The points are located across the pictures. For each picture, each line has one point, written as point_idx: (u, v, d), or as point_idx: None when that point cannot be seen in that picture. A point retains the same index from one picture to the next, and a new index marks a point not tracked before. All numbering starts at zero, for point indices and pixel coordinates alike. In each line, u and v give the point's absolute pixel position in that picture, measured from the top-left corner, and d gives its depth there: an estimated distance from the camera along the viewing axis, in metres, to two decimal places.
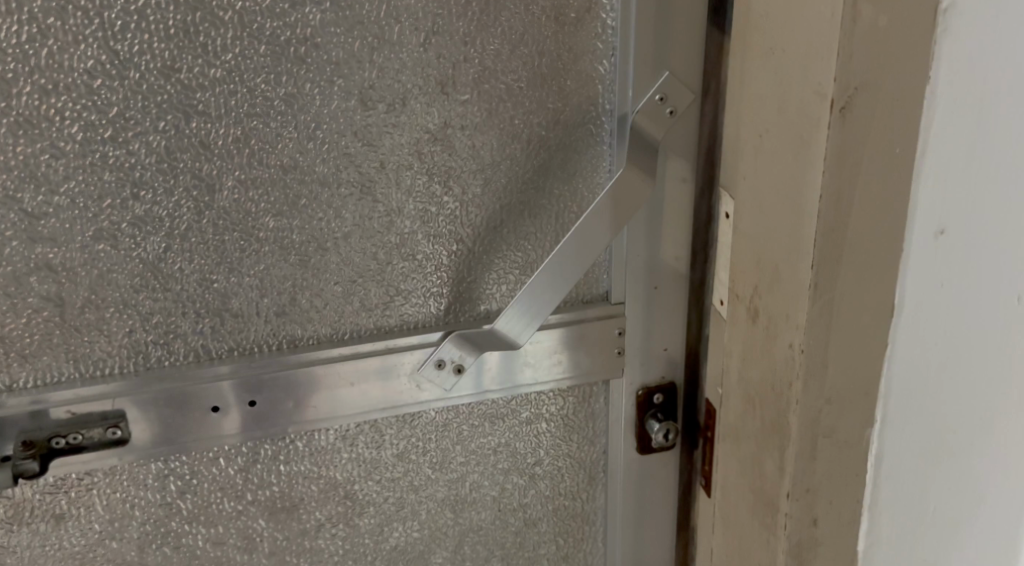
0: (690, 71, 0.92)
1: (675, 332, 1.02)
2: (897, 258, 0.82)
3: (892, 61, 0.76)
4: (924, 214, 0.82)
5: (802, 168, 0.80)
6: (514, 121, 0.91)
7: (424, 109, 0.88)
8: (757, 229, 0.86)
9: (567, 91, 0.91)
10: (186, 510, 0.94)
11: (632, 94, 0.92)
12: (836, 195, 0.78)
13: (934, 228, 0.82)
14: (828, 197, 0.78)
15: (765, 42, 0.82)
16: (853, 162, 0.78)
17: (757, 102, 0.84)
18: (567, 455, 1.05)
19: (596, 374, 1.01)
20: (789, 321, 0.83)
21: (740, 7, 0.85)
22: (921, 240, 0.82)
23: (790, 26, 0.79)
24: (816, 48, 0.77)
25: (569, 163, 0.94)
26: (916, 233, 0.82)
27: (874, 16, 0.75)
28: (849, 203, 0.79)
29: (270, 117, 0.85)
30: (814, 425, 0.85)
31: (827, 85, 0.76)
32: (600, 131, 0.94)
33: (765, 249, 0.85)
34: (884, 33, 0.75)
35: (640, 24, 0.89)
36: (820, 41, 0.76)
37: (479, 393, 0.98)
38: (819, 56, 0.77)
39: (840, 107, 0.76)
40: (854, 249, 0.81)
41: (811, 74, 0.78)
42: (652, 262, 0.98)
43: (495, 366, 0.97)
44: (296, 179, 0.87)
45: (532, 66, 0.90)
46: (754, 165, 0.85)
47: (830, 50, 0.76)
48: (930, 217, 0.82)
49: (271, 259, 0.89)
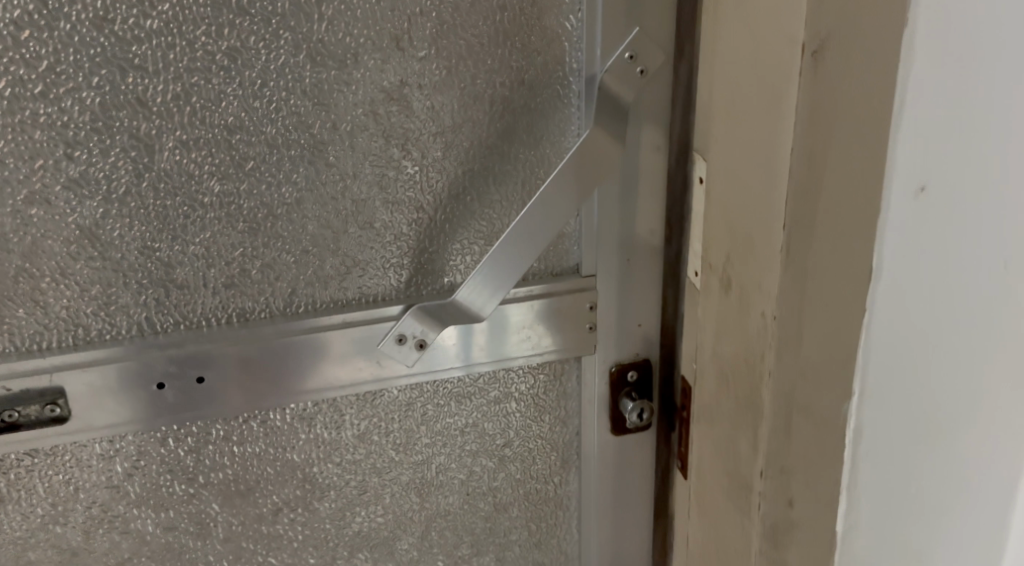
0: (660, 25, 0.88)
1: (650, 306, 0.98)
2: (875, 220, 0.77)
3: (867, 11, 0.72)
4: (907, 173, 0.76)
5: (773, 127, 0.76)
6: (476, 80, 0.86)
7: (378, 66, 0.84)
8: (729, 194, 0.82)
9: (532, 49, 0.87)
10: (134, 493, 0.90)
11: (600, 53, 0.88)
12: (811, 153, 0.75)
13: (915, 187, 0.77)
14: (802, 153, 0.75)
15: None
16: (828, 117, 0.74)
17: (728, 61, 0.80)
18: (538, 436, 1.01)
19: (564, 350, 0.97)
20: (761, 290, 0.80)
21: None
22: (900, 199, 0.77)
23: None
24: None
25: (536, 127, 0.89)
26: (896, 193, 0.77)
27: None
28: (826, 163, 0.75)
29: (211, 73, 0.80)
30: (789, 400, 0.81)
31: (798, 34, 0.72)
32: (567, 93, 0.89)
33: (737, 216, 0.81)
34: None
35: None
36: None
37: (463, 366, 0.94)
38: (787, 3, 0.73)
39: (811, 54, 0.72)
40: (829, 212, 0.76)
41: (781, 24, 0.74)
42: (625, 231, 0.94)
43: (479, 337, 0.94)
44: (242, 140, 0.82)
45: (492, 21, 0.85)
46: (727, 125, 0.81)
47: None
48: (913, 174, 0.76)
49: (217, 226, 0.84)
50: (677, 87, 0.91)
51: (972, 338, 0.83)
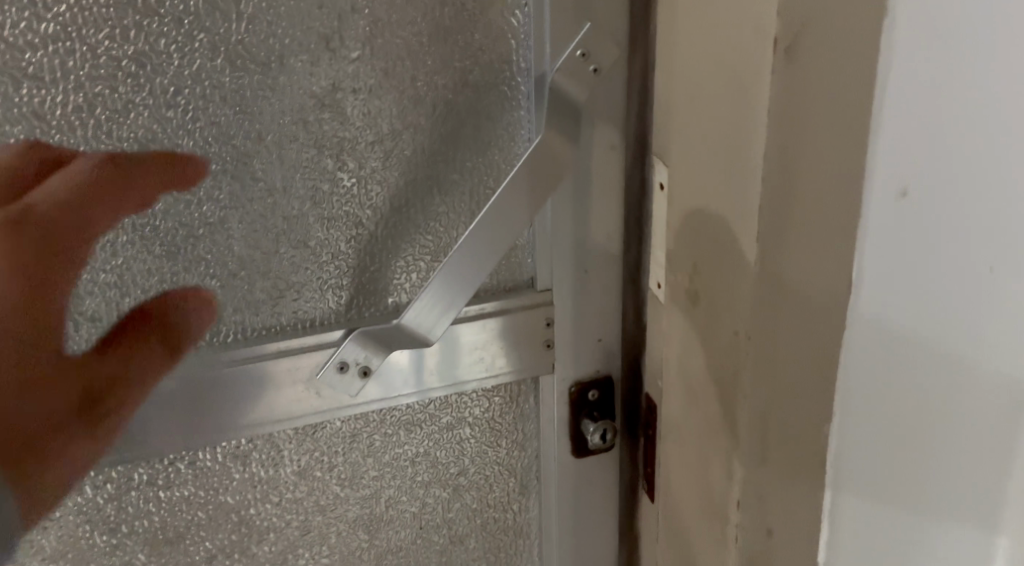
0: (615, 18, 0.81)
1: (610, 320, 0.92)
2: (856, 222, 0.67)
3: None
4: (891, 168, 0.66)
5: (743, 123, 0.66)
6: (416, 83, 0.79)
7: (307, 69, 0.76)
8: (696, 195, 0.73)
9: (476, 47, 0.80)
10: (50, 547, 0.82)
11: (550, 51, 0.80)
12: (783, 152, 0.64)
13: (894, 185, 0.66)
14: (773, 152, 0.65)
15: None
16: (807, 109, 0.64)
17: (694, 47, 0.71)
18: (495, 463, 0.93)
19: (520, 370, 0.90)
20: (733, 303, 0.70)
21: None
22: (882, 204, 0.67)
23: None
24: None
25: (482, 131, 0.82)
26: (880, 191, 0.66)
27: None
28: (806, 162, 0.65)
29: (118, 82, 0.72)
30: (765, 425, 0.72)
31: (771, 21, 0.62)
32: (515, 95, 0.82)
33: (704, 221, 0.73)
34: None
35: None
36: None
37: (413, 393, 0.87)
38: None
39: (784, 47, 0.62)
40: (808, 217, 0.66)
41: (750, 8, 0.64)
42: (581, 241, 0.88)
43: (430, 360, 0.86)
44: (154, 154, 0.74)
45: (431, 17, 0.78)
46: (694, 120, 0.72)
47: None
48: (893, 172, 0.66)
49: (132, 250, 0.76)
50: (634, 85, 0.84)
51: (954, 353, 0.73)
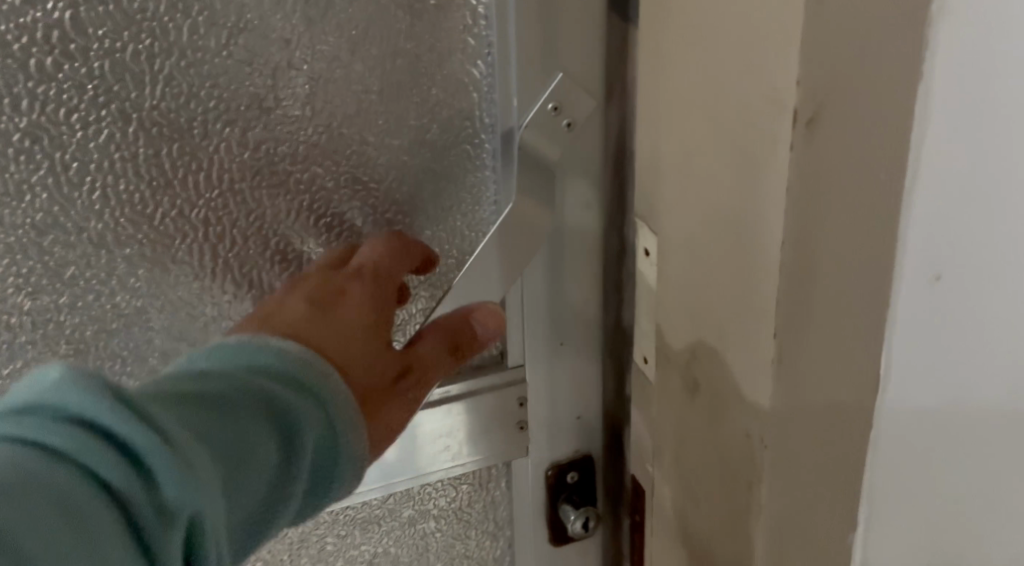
0: (591, 68, 0.71)
1: (589, 395, 0.82)
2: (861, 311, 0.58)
3: (872, 48, 0.52)
4: (925, 251, 0.58)
5: (751, 203, 0.56)
6: (364, 145, 0.69)
7: (236, 136, 0.66)
8: (690, 274, 0.64)
9: (433, 103, 0.70)
10: None
11: (517, 103, 0.69)
12: (801, 239, 0.54)
13: (927, 275, 0.59)
14: (789, 234, 0.54)
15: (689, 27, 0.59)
16: (828, 185, 0.54)
17: (682, 106, 0.61)
18: (463, 555, 0.84)
19: (485, 458, 0.80)
20: (743, 404, 0.61)
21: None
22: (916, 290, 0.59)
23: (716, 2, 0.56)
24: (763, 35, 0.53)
25: (442, 195, 0.72)
26: (912, 276, 0.59)
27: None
28: (827, 245, 0.55)
29: (11, 160, 0.62)
30: (779, 539, 0.62)
31: (784, 87, 0.52)
32: (479, 154, 0.72)
33: (702, 304, 0.63)
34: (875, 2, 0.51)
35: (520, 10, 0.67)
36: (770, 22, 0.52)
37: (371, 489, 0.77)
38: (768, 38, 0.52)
39: (805, 120, 0.52)
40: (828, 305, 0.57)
41: (757, 71, 0.53)
42: (556, 312, 0.77)
43: (389, 454, 0.76)
44: (57, 241, 0.65)
45: (379, 71, 0.67)
46: (686, 189, 0.62)
47: (779, 36, 0.51)
48: (923, 261, 0.58)
49: (34, 350, 0.67)
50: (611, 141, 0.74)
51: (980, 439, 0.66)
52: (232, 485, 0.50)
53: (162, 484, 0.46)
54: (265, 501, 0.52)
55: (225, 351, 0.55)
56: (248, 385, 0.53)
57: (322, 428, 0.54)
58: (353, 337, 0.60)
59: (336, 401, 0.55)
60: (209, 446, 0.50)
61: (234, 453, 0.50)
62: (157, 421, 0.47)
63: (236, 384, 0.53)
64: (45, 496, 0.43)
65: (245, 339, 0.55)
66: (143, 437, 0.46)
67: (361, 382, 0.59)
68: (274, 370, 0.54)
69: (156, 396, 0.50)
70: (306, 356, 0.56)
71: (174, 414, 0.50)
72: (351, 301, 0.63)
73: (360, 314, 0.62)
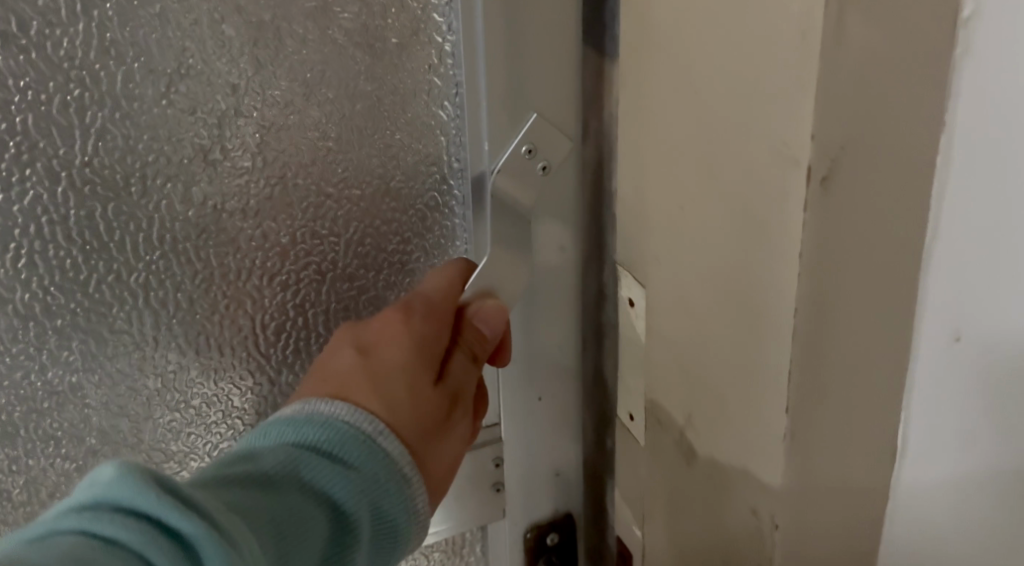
0: (569, 105, 0.64)
1: (570, 452, 0.76)
2: (880, 367, 0.54)
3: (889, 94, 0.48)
4: (943, 308, 0.53)
5: (754, 261, 0.52)
6: (322, 197, 0.63)
7: (178, 191, 0.60)
8: (678, 330, 0.59)
9: (397, 148, 0.63)
10: None
11: (488, 148, 0.63)
12: (818, 299, 0.50)
13: (946, 333, 0.53)
14: (800, 303, 0.50)
15: (678, 75, 0.54)
16: (842, 246, 0.50)
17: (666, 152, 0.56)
18: None
19: (458, 523, 0.74)
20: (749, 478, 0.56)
21: (625, 18, 0.58)
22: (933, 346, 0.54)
23: (704, 43, 0.52)
24: (772, 88, 0.48)
25: (409, 248, 0.66)
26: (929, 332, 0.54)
27: (864, 39, 0.46)
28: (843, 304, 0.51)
29: None
30: None
31: (799, 143, 0.48)
32: (447, 201, 0.66)
33: (694, 363, 0.58)
34: (884, 50, 0.47)
35: (489, 48, 0.61)
36: (784, 75, 0.48)
37: None
38: (780, 92, 0.48)
39: (822, 177, 0.48)
40: (845, 373, 0.53)
41: (763, 121, 0.49)
42: (533, 366, 0.71)
43: None
44: None
45: (336, 116, 0.61)
46: (672, 240, 0.58)
47: (788, 84, 0.47)
48: (944, 310, 0.53)
49: None
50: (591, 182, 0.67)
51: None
52: (280, 563, 0.49)
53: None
54: None
55: (271, 428, 0.54)
56: (305, 456, 0.52)
57: (375, 492, 0.53)
58: (395, 418, 0.56)
59: (399, 477, 0.54)
60: (261, 526, 0.49)
61: (285, 533, 0.50)
62: (208, 509, 0.46)
63: (290, 458, 0.52)
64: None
65: (294, 411, 0.54)
66: (196, 526, 0.45)
67: (416, 433, 0.56)
68: (336, 447, 0.53)
69: (222, 475, 0.50)
70: (368, 421, 0.54)
71: (227, 496, 0.49)
72: (396, 340, 0.59)
73: (403, 355, 0.58)
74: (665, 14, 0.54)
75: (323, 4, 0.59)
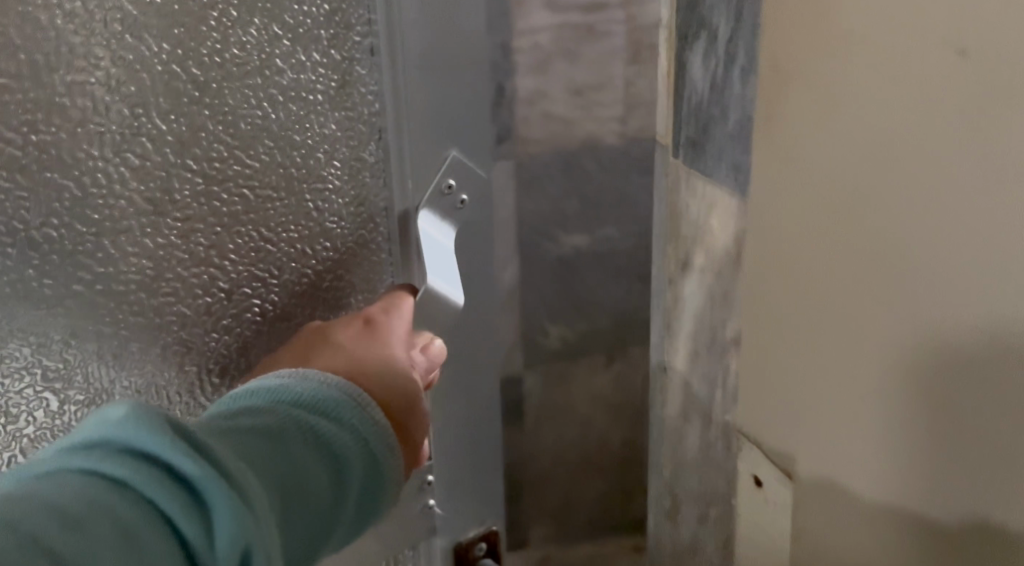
0: (479, 154, 0.73)
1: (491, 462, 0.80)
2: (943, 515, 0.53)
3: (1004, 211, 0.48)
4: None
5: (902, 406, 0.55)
6: (264, 236, 0.67)
7: (131, 244, 0.62)
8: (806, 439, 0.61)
9: (329, 191, 0.68)
10: None
11: (413, 184, 0.70)
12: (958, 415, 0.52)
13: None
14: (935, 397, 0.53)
15: (851, 148, 0.55)
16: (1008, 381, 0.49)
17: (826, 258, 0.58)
18: None
19: (394, 552, 0.76)
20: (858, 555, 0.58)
21: (766, 105, 0.61)
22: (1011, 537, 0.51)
23: (876, 138, 0.54)
24: (993, 187, 0.48)
25: (342, 285, 0.70)
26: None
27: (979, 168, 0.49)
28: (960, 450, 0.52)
29: None
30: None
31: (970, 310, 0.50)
32: (374, 238, 0.71)
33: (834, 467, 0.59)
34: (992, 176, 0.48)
35: (417, 93, 0.68)
36: (999, 182, 0.48)
37: None
38: (940, 191, 0.51)
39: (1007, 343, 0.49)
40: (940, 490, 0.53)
41: (912, 238, 0.53)
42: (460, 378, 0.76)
43: None
44: None
45: (275, 163, 0.66)
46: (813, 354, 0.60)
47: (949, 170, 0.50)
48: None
49: None
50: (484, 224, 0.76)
51: None
52: (284, 514, 0.52)
53: (219, 521, 0.46)
54: (318, 528, 0.54)
55: (259, 392, 0.57)
56: (291, 417, 0.55)
57: (356, 444, 0.57)
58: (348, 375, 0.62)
59: (374, 434, 0.58)
60: (265, 478, 0.51)
61: (285, 482, 0.52)
62: (220, 460, 0.48)
63: (279, 419, 0.55)
64: (110, 525, 0.44)
65: (282, 379, 0.58)
66: (200, 468, 0.46)
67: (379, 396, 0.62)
68: (319, 405, 0.57)
69: (224, 428, 0.52)
70: (352, 391, 0.59)
71: (231, 447, 0.51)
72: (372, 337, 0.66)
73: (385, 350, 0.66)
74: (871, 81, 0.54)
75: (260, 61, 0.63)
